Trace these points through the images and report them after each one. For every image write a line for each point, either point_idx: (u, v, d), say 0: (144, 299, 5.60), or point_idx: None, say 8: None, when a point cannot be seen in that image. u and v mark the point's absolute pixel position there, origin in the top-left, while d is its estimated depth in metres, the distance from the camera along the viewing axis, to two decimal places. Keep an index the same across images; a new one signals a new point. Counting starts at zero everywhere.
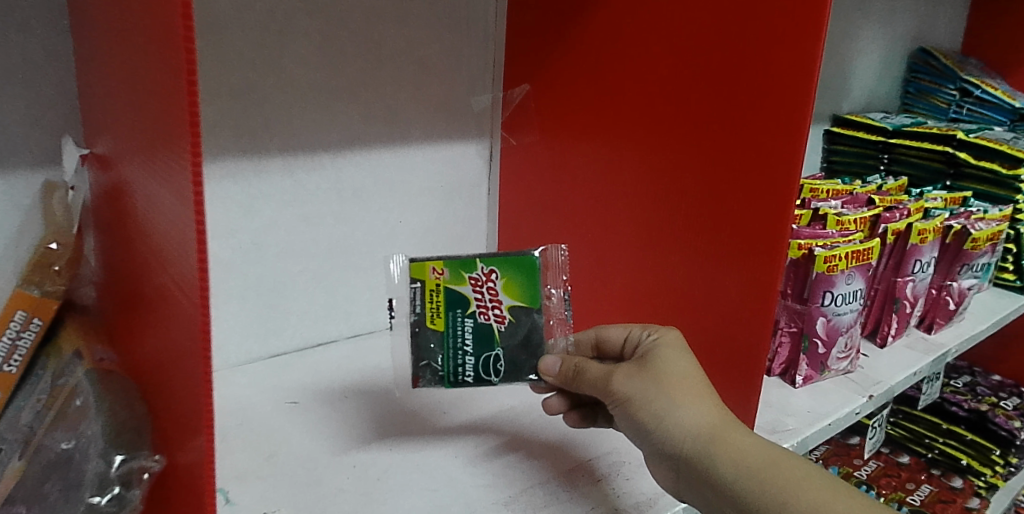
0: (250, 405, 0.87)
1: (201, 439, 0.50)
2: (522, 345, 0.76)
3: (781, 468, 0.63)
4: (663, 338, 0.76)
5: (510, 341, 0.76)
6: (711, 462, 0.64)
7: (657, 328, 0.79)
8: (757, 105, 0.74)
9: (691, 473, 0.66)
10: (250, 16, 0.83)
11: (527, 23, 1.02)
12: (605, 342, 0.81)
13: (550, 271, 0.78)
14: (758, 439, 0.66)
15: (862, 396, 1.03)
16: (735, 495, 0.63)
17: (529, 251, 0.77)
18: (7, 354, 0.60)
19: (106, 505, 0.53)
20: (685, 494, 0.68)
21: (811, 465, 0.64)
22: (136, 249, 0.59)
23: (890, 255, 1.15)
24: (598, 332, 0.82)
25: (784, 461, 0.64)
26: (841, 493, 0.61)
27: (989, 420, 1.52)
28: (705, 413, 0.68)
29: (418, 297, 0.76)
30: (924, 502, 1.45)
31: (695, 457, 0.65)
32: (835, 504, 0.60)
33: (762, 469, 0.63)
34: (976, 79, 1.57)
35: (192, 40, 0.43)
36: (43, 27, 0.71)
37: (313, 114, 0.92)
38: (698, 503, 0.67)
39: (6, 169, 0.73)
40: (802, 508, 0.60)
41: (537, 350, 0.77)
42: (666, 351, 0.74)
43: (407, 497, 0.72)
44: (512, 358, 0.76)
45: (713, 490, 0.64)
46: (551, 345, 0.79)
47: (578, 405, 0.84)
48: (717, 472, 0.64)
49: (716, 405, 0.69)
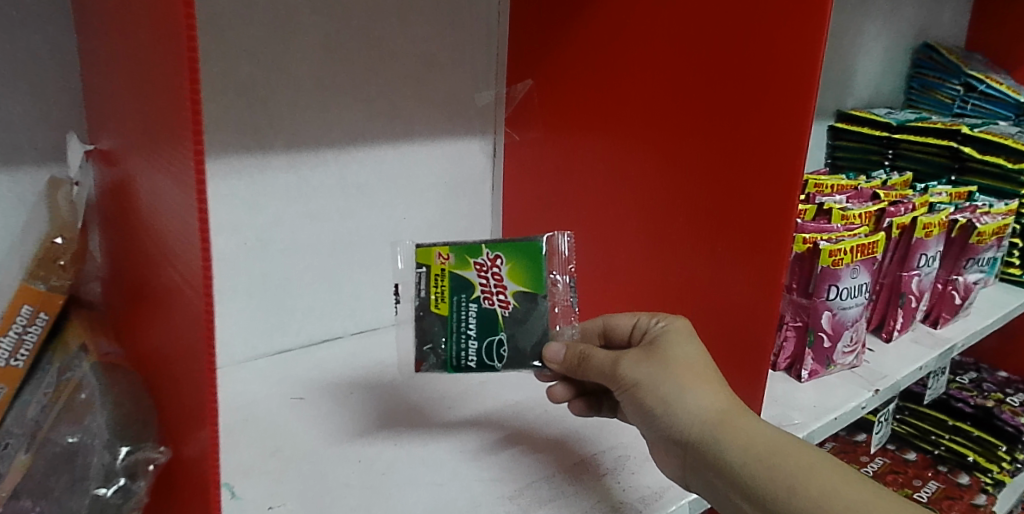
0: (255, 399, 0.87)
1: (206, 431, 0.50)
2: (526, 331, 0.76)
3: (791, 455, 0.63)
4: (671, 326, 0.76)
5: (515, 328, 0.76)
6: (719, 447, 0.64)
7: (665, 316, 0.79)
8: (761, 95, 0.74)
9: (698, 458, 0.66)
10: (253, 12, 0.83)
11: (530, 18, 1.02)
12: (612, 330, 0.81)
13: (557, 258, 0.78)
14: (766, 426, 0.66)
15: (868, 390, 1.02)
16: (743, 482, 0.63)
17: (536, 237, 0.76)
18: (15, 347, 0.61)
19: (111, 497, 0.54)
20: (692, 481, 0.68)
21: (821, 453, 0.63)
22: (142, 244, 0.59)
23: (896, 248, 1.15)
24: (606, 321, 0.82)
25: (794, 448, 0.63)
26: (853, 483, 0.60)
27: (996, 416, 1.51)
28: (713, 399, 0.68)
29: (423, 282, 0.76)
30: (931, 499, 1.44)
31: (703, 443, 0.65)
32: (847, 493, 0.59)
33: (771, 456, 0.63)
34: (981, 74, 1.57)
35: (194, 36, 0.43)
36: (47, 24, 0.71)
37: (317, 110, 0.92)
38: (704, 491, 0.68)
39: (12, 165, 0.73)
40: (812, 495, 0.60)
41: (538, 335, 0.76)
42: (674, 339, 0.74)
43: (412, 491, 0.72)
44: (516, 345, 0.76)
45: (720, 477, 0.65)
46: (557, 333, 0.79)
47: (583, 393, 0.84)
48: (725, 458, 0.64)
49: (724, 391, 0.69)
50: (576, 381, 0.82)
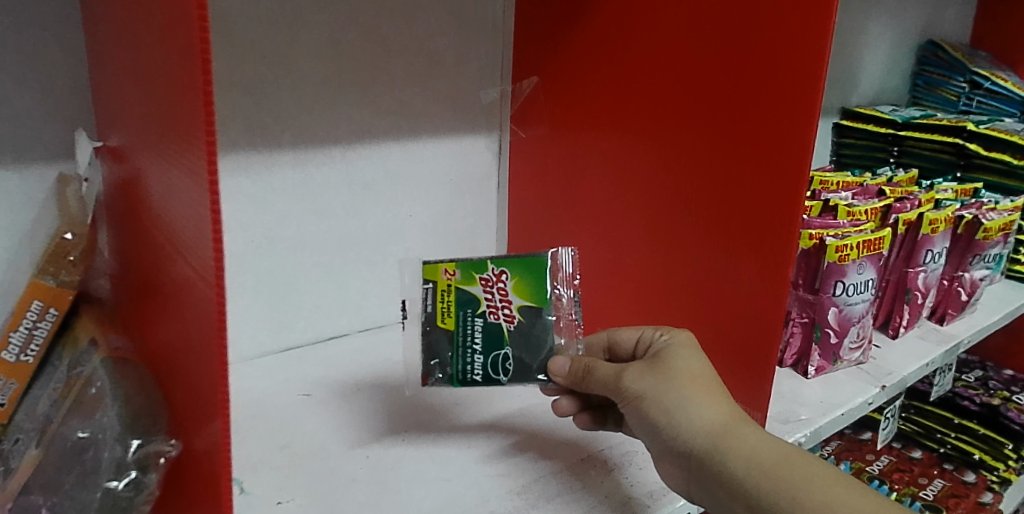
0: (264, 396, 0.87)
1: (217, 424, 0.50)
2: (533, 346, 0.76)
3: (793, 465, 0.63)
4: (675, 338, 0.76)
5: (520, 341, 0.76)
6: (721, 458, 0.64)
7: (669, 329, 0.79)
8: (767, 96, 0.74)
9: (701, 470, 0.66)
10: (261, 9, 0.84)
11: (536, 16, 1.02)
12: (617, 344, 0.81)
13: (560, 273, 0.77)
14: (768, 437, 0.66)
15: (874, 386, 1.02)
16: (745, 493, 0.63)
17: (541, 252, 0.77)
18: (25, 343, 0.62)
19: (123, 490, 0.54)
20: (695, 493, 0.68)
21: (824, 464, 0.63)
22: (150, 238, 0.59)
23: (901, 245, 1.15)
24: (610, 335, 0.82)
25: (796, 459, 0.63)
26: (855, 493, 0.60)
27: (1002, 414, 1.55)
28: (715, 410, 0.68)
29: (430, 298, 0.77)
30: (937, 496, 1.42)
31: (705, 454, 0.65)
32: (848, 502, 0.59)
33: (773, 466, 0.63)
34: (986, 71, 1.56)
35: (206, 38, 0.43)
36: (56, 22, 0.72)
37: (323, 107, 0.92)
38: (707, 503, 0.67)
39: (21, 162, 0.74)
40: (813, 505, 0.59)
41: (545, 353, 0.76)
42: (678, 351, 0.74)
43: (420, 486, 0.72)
44: (521, 359, 0.75)
45: (721, 489, 0.64)
46: (562, 347, 0.79)
47: (587, 407, 0.82)
48: (727, 468, 0.64)
49: (728, 403, 0.69)
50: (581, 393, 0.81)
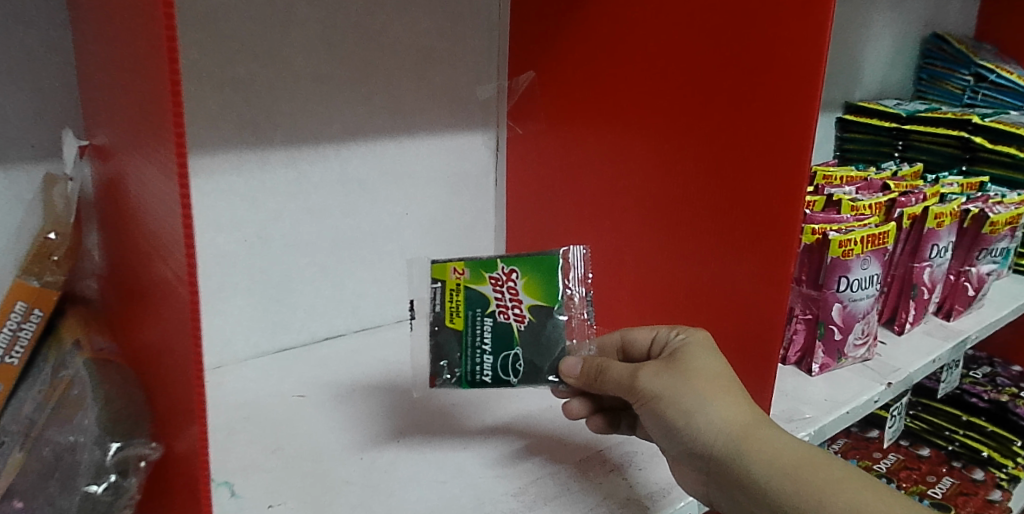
0: (257, 398, 0.86)
1: (195, 427, 0.49)
2: (544, 347, 0.74)
3: (818, 467, 0.62)
4: (691, 338, 0.74)
5: (530, 344, 0.74)
6: (743, 461, 0.63)
7: (685, 328, 0.77)
8: (765, 86, 0.72)
9: (722, 472, 0.64)
10: (249, 5, 0.82)
11: (531, 10, 1.00)
12: (631, 344, 0.79)
13: (572, 272, 0.76)
14: (790, 437, 0.65)
15: (880, 383, 1.00)
16: (768, 496, 0.62)
17: (553, 251, 0.76)
18: (9, 344, 0.60)
19: (103, 495, 0.53)
20: (715, 497, 0.67)
21: (847, 466, 0.62)
22: (132, 238, 0.58)
23: (907, 239, 1.13)
24: (624, 335, 0.80)
25: (820, 461, 0.62)
26: (879, 494, 0.59)
27: (1011, 410, 1.50)
28: (734, 411, 0.66)
29: (438, 296, 0.75)
30: (946, 495, 1.40)
31: (727, 457, 0.64)
32: (874, 503, 0.58)
33: (798, 469, 0.62)
34: (990, 64, 1.54)
35: (173, 29, 0.42)
36: (41, 18, 0.70)
37: (315, 105, 0.91)
38: (726, 506, 0.66)
39: (6, 162, 0.72)
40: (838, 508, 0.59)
41: (556, 353, 0.75)
42: (694, 351, 0.72)
43: (415, 489, 0.71)
44: (533, 360, 0.74)
45: (744, 492, 0.63)
46: (573, 349, 0.78)
47: (600, 410, 0.81)
48: (751, 472, 0.63)
49: (747, 402, 0.67)
50: (592, 396, 0.80)
